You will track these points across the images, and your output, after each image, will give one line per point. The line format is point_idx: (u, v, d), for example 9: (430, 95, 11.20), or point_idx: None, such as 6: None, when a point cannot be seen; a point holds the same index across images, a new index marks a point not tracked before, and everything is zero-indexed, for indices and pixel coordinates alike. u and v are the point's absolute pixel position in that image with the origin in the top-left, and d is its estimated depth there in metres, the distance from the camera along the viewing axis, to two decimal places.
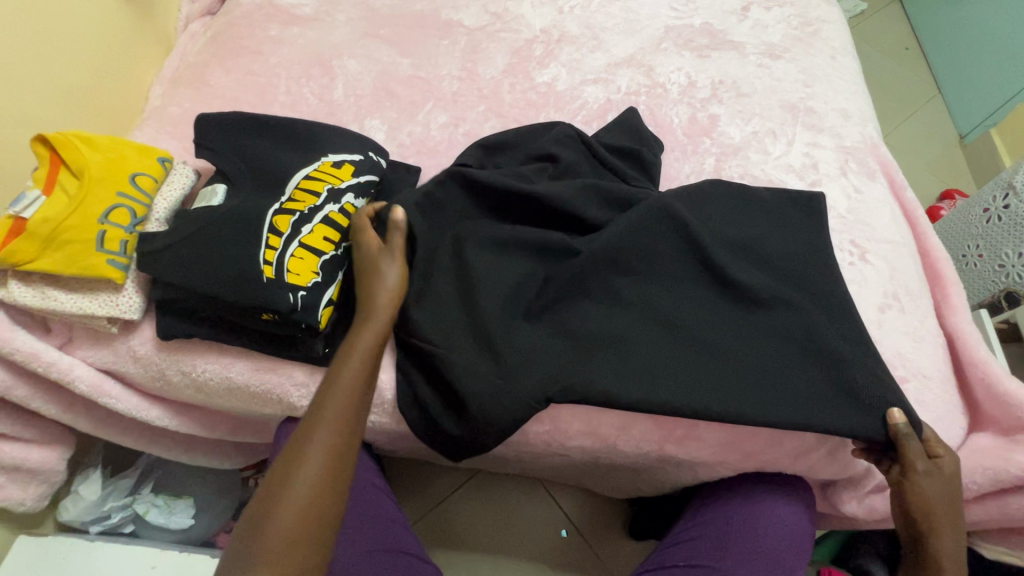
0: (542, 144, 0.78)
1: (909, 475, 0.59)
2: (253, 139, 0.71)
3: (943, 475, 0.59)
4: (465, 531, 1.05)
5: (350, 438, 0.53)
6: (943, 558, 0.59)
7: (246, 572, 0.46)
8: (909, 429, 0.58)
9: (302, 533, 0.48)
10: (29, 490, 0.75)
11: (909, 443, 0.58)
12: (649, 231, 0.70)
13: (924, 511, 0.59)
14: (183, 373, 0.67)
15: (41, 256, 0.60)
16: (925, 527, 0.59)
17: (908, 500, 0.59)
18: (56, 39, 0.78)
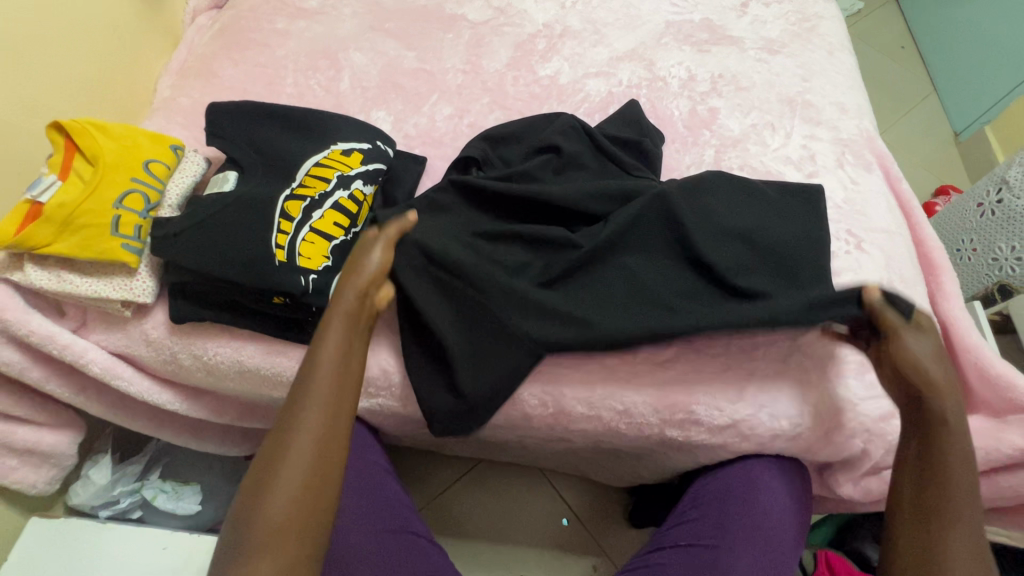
0: (546, 137, 0.78)
1: (890, 340, 0.61)
2: (263, 127, 0.72)
3: (928, 335, 0.61)
4: (467, 519, 1.06)
5: (339, 412, 0.54)
6: (949, 416, 0.57)
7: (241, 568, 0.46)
8: (885, 302, 0.62)
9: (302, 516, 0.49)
10: (41, 473, 0.76)
11: (890, 318, 0.61)
12: (644, 222, 0.71)
13: (914, 367, 0.59)
14: (195, 356, 0.68)
15: (57, 240, 0.61)
16: (920, 390, 0.58)
17: (893, 355, 0.60)
18: (69, 30, 0.80)
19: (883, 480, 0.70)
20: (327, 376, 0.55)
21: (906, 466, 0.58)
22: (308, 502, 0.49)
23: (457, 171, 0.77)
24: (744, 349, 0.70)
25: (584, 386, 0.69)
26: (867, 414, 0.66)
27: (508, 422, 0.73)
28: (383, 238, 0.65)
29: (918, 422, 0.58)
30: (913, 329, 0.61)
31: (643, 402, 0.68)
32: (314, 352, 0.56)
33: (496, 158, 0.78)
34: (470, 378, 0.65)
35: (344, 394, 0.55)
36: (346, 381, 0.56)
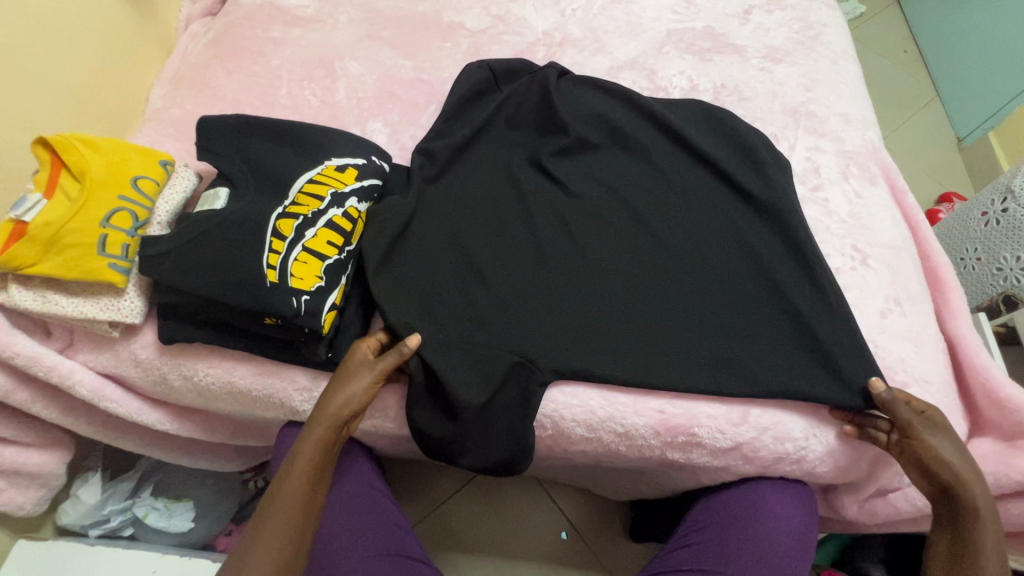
0: (598, 106, 0.82)
1: (911, 436, 0.59)
2: (255, 142, 0.71)
3: (946, 434, 0.60)
4: (464, 534, 1.04)
5: (302, 544, 0.55)
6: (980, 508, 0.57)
7: None
8: (893, 396, 0.61)
9: None
10: (28, 494, 0.75)
11: (899, 410, 0.60)
12: (622, 214, 0.76)
13: (940, 465, 0.58)
14: (185, 377, 0.67)
15: (43, 260, 0.60)
16: (942, 482, 0.58)
17: (924, 459, 0.59)
18: (59, 41, 0.78)
19: (890, 503, 0.69)
20: (294, 502, 0.55)
21: (939, 554, 0.60)
22: None
23: (473, 90, 0.83)
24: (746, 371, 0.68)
25: (583, 408, 0.67)
26: None
27: None
28: (401, 354, 0.62)
29: (946, 509, 0.59)
30: (926, 425, 0.60)
31: (643, 425, 0.66)
32: (286, 474, 0.57)
33: (489, 80, 0.84)
34: (500, 146, 0.81)
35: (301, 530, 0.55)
36: (310, 513, 0.56)
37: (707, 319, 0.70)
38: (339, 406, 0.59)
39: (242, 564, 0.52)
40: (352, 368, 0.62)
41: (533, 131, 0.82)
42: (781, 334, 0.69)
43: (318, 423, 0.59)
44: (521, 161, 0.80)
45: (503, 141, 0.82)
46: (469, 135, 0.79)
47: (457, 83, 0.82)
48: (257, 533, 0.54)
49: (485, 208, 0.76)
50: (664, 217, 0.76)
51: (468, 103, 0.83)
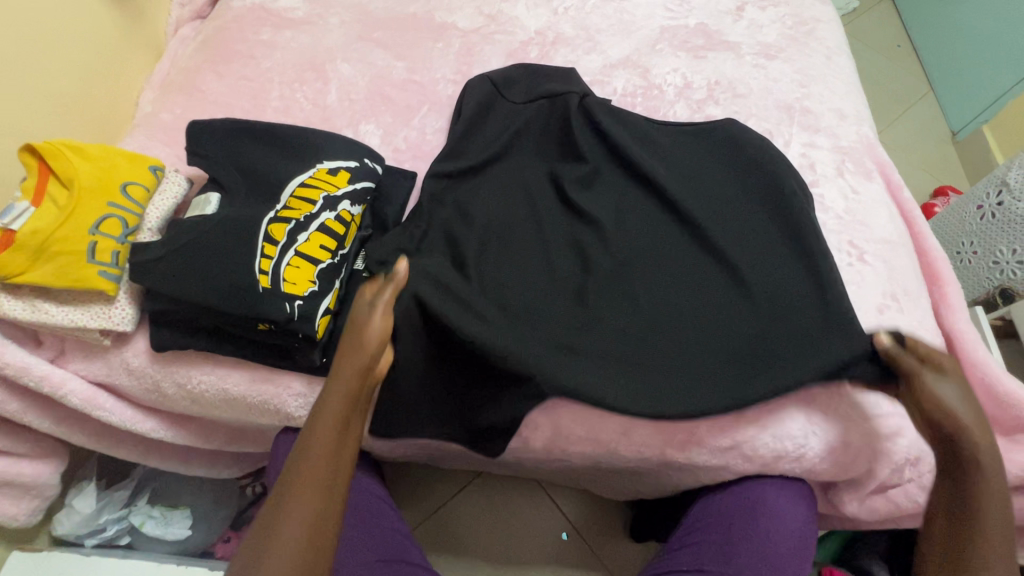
0: (607, 117, 0.79)
1: (913, 384, 0.58)
2: (246, 145, 0.70)
3: (954, 378, 0.58)
4: (465, 536, 1.04)
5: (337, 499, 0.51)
6: (981, 453, 0.54)
7: None
8: (900, 346, 0.61)
9: None
10: (22, 505, 0.74)
11: (906, 361, 0.59)
12: (644, 236, 0.73)
13: (943, 410, 0.56)
14: (178, 384, 0.66)
15: (32, 268, 0.59)
16: (951, 429, 0.55)
17: (922, 403, 0.57)
18: (47, 46, 0.77)
19: (890, 499, 0.68)
20: (325, 451, 0.52)
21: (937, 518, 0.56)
22: None
23: (477, 99, 0.81)
24: None
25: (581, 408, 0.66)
26: (870, 432, 0.65)
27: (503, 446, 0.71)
28: (394, 282, 0.63)
29: (949, 464, 0.56)
30: (931, 371, 0.58)
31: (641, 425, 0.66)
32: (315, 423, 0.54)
33: (493, 91, 0.83)
34: (507, 157, 0.79)
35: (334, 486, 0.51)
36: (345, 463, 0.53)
37: None
38: (361, 349, 0.58)
39: (276, 526, 0.47)
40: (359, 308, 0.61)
41: (541, 143, 0.80)
42: None
43: (342, 365, 0.58)
44: (533, 174, 0.78)
45: (513, 154, 0.79)
46: (472, 149, 0.78)
47: (461, 96, 0.82)
48: (289, 496, 0.49)
49: (497, 225, 0.73)
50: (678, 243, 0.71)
51: (473, 109, 0.80)
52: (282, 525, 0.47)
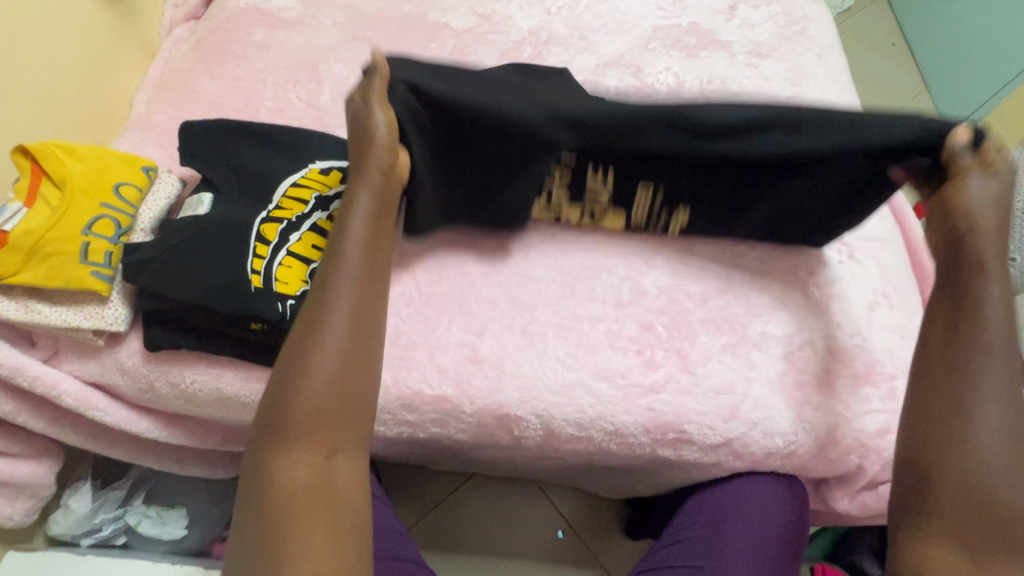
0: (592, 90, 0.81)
1: (959, 177, 0.53)
2: (239, 146, 0.70)
3: (1004, 180, 0.52)
4: (461, 534, 1.04)
5: (375, 291, 0.52)
6: (988, 253, 0.50)
7: (286, 455, 0.45)
8: (978, 130, 0.53)
9: (340, 382, 0.47)
10: (17, 505, 0.74)
11: (962, 160, 0.53)
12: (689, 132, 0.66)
13: (975, 210, 0.51)
14: (172, 384, 0.66)
15: (25, 268, 0.60)
16: (965, 227, 0.51)
17: (956, 196, 0.52)
18: (40, 48, 0.78)
19: (880, 495, 0.69)
20: (356, 253, 0.52)
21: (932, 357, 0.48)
22: (339, 389, 0.47)
23: None
24: (736, 366, 0.68)
25: (573, 406, 0.66)
26: (861, 428, 0.65)
27: (497, 445, 0.71)
28: (380, 75, 0.60)
29: (949, 260, 0.52)
30: (982, 170, 0.53)
31: (633, 423, 0.66)
32: (341, 231, 0.54)
33: None
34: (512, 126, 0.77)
35: (374, 279, 0.53)
36: (376, 257, 0.54)
37: (695, 317, 0.70)
38: (376, 158, 0.58)
39: (320, 311, 0.49)
40: (365, 129, 0.58)
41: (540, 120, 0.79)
42: (770, 330, 0.69)
43: (358, 176, 0.57)
44: None
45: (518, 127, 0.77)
46: None
47: None
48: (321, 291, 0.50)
49: None
50: (678, 222, 0.72)
51: None
52: (325, 310, 0.49)
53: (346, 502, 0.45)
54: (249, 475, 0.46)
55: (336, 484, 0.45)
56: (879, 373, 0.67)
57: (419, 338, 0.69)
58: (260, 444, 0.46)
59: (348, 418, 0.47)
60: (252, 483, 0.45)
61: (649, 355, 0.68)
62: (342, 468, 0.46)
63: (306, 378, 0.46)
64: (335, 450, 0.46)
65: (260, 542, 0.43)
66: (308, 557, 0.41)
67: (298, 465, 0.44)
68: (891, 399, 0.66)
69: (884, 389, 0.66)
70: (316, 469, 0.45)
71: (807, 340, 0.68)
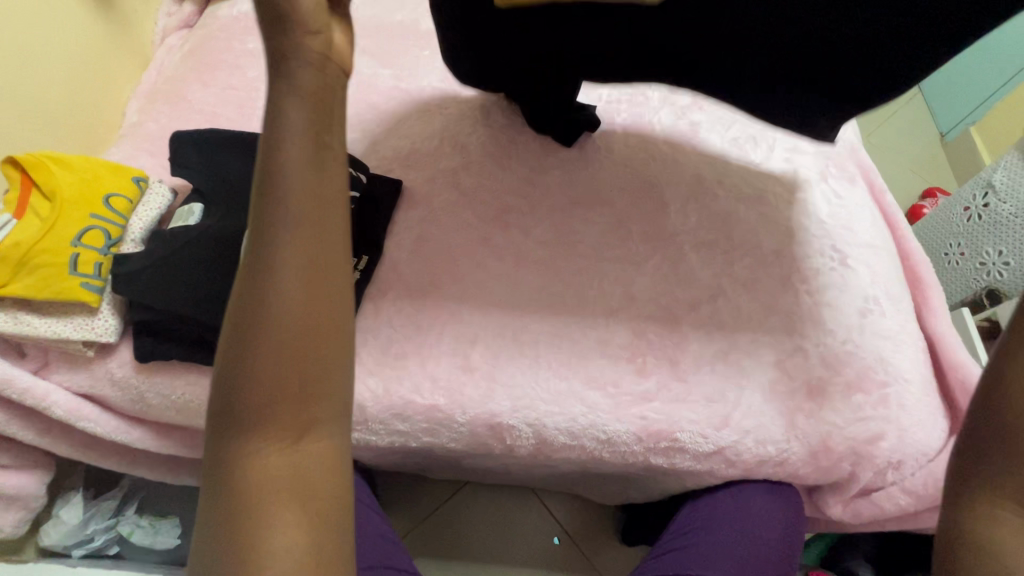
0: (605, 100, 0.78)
1: None
2: (229, 155, 0.70)
3: None
4: (457, 542, 1.04)
5: (332, 230, 0.40)
6: None
7: (250, 442, 0.38)
8: None
9: (302, 352, 0.38)
10: (7, 516, 0.74)
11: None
12: None
13: None
14: (162, 395, 0.65)
15: (13, 280, 0.60)
16: None
17: None
18: (32, 59, 0.78)
19: (874, 503, 0.69)
20: (295, 184, 0.39)
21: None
22: (303, 362, 0.38)
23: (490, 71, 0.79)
24: (728, 374, 0.68)
25: (565, 415, 0.66)
26: (854, 436, 0.65)
27: (489, 454, 0.71)
28: None
29: None
30: None
31: (625, 431, 0.66)
32: (272, 151, 0.39)
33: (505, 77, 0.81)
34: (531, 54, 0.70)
35: (324, 219, 0.39)
36: (322, 187, 0.40)
37: (687, 324, 0.70)
38: (304, 45, 0.41)
39: (265, 264, 0.38)
40: None
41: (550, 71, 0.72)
42: (762, 337, 0.69)
43: (279, 75, 0.40)
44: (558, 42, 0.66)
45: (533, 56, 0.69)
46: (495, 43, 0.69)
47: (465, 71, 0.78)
48: (261, 234, 0.38)
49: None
50: None
51: None
52: (274, 261, 0.38)
53: (322, 493, 0.38)
54: (208, 468, 0.39)
55: (310, 473, 0.38)
56: (870, 381, 0.67)
57: (410, 347, 0.69)
58: (219, 433, 0.38)
59: (317, 395, 0.38)
60: (215, 477, 0.38)
61: (641, 363, 0.68)
62: (320, 451, 0.39)
63: (260, 351, 0.37)
64: (305, 435, 0.38)
65: (223, 542, 0.37)
66: (285, 555, 0.36)
67: (266, 457, 0.38)
68: (883, 406, 0.66)
69: (876, 397, 0.66)
70: (288, 459, 0.38)
71: (799, 347, 0.68)
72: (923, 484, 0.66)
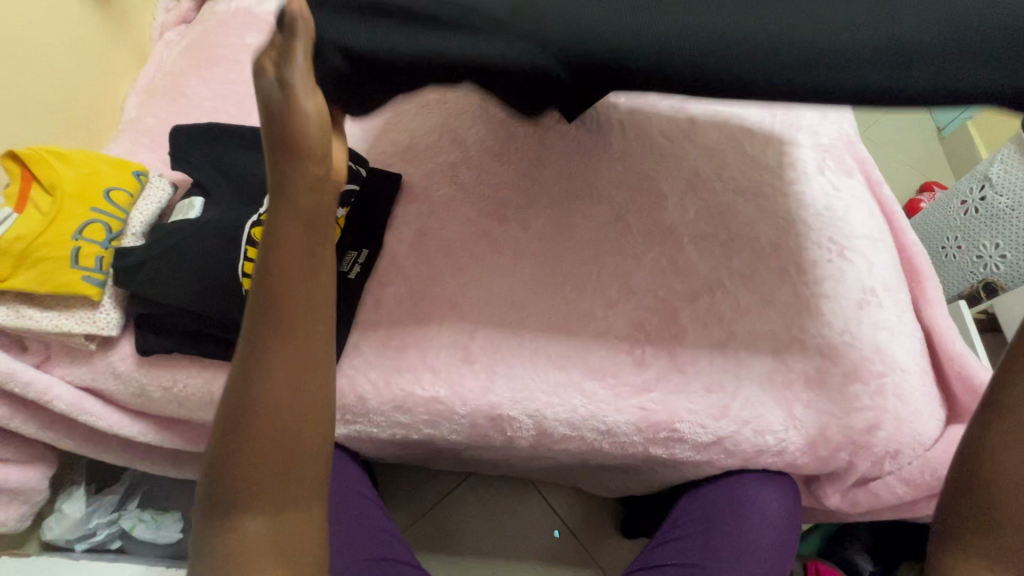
0: None
1: None
2: (229, 149, 0.70)
3: None
4: (457, 536, 1.04)
5: (321, 338, 0.41)
6: None
7: (235, 521, 0.41)
8: None
9: (288, 453, 0.40)
10: (10, 510, 0.74)
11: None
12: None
13: None
14: (164, 388, 0.66)
15: (15, 273, 0.60)
16: None
17: None
18: (30, 54, 0.78)
19: (872, 492, 0.70)
20: (291, 298, 0.40)
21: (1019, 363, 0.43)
22: (289, 461, 0.40)
23: None
24: (726, 365, 0.68)
25: (565, 407, 0.66)
26: (851, 426, 0.66)
27: (490, 445, 0.71)
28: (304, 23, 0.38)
29: None
30: None
31: (625, 422, 0.66)
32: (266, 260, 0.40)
33: None
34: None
35: (313, 328, 0.41)
36: (316, 301, 0.41)
37: (685, 316, 0.70)
38: (308, 155, 0.39)
39: (258, 364, 0.40)
40: (289, 115, 0.38)
41: None
42: (759, 329, 0.70)
43: (280, 188, 0.39)
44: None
45: None
46: None
47: None
48: (256, 338, 0.40)
49: None
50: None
51: None
52: (262, 365, 0.40)
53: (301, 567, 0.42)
54: (199, 533, 0.42)
55: (292, 550, 0.42)
56: (868, 370, 0.67)
57: (411, 339, 0.69)
58: (209, 509, 0.41)
59: (299, 487, 0.41)
60: (203, 543, 0.42)
61: (640, 354, 0.69)
62: (299, 533, 0.42)
63: (246, 450, 0.40)
64: (286, 521, 0.41)
65: None
66: None
67: (248, 539, 0.41)
68: (880, 396, 0.66)
69: (873, 387, 0.67)
70: (268, 540, 0.41)
71: (796, 338, 0.69)
72: (922, 473, 0.67)
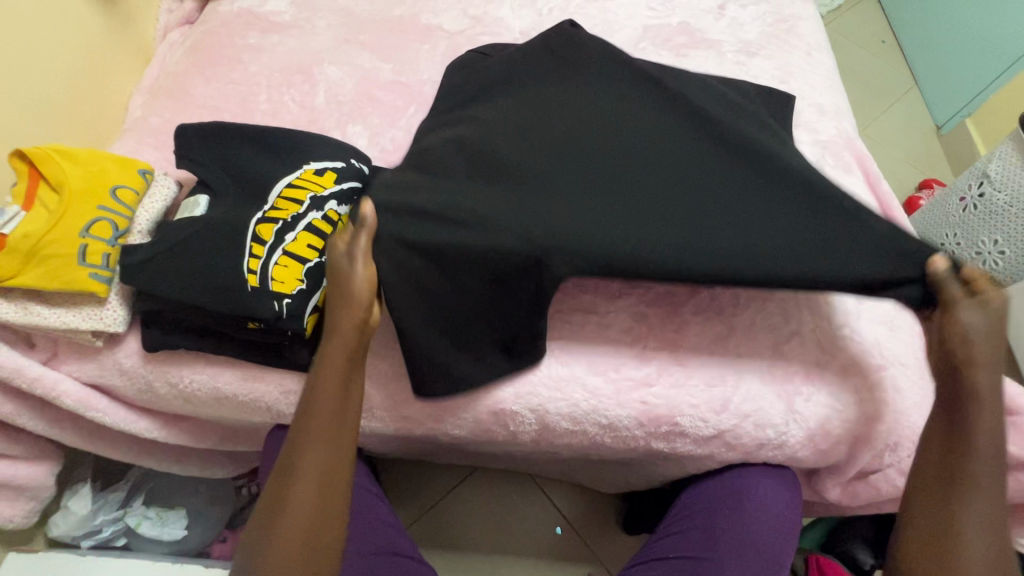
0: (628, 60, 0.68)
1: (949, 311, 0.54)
2: (232, 147, 0.71)
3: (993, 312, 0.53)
4: (459, 533, 1.05)
5: (344, 448, 0.56)
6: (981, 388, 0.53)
7: None
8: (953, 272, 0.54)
9: (309, 540, 0.52)
10: (17, 506, 0.75)
11: (950, 289, 0.53)
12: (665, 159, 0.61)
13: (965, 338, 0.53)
14: (171, 384, 0.67)
15: (24, 271, 0.61)
16: (961, 354, 0.54)
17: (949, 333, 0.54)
18: (35, 53, 0.78)
19: (871, 485, 0.70)
20: (326, 415, 0.55)
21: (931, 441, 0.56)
22: (309, 542, 0.52)
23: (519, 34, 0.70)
24: (727, 360, 0.69)
25: (567, 401, 0.67)
26: (850, 420, 0.66)
27: (493, 440, 0.72)
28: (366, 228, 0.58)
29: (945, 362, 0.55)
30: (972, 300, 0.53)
31: (626, 416, 0.67)
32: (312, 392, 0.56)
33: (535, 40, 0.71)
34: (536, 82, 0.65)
35: (339, 439, 0.55)
36: (343, 422, 0.56)
37: (686, 311, 0.71)
38: (351, 316, 0.57)
39: (295, 465, 0.54)
40: (344, 283, 0.58)
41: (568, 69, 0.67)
42: (759, 324, 0.70)
43: (331, 338, 0.57)
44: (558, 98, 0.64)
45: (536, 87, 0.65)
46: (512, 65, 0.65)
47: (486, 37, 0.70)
48: (297, 445, 0.54)
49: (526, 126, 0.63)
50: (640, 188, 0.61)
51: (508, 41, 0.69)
52: (297, 468, 0.54)
53: None
54: None
55: None
56: (867, 364, 0.68)
57: None
58: None
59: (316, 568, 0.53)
60: None
61: (641, 349, 0.69)
62: None
63: (278, 532, 0.52)
64: None
65: None
66: None
67: None
68: (879, 390, 0.67)
69: (872, 380, 0.67)
70: None
71: (796, 332, 0.69)
72: None
